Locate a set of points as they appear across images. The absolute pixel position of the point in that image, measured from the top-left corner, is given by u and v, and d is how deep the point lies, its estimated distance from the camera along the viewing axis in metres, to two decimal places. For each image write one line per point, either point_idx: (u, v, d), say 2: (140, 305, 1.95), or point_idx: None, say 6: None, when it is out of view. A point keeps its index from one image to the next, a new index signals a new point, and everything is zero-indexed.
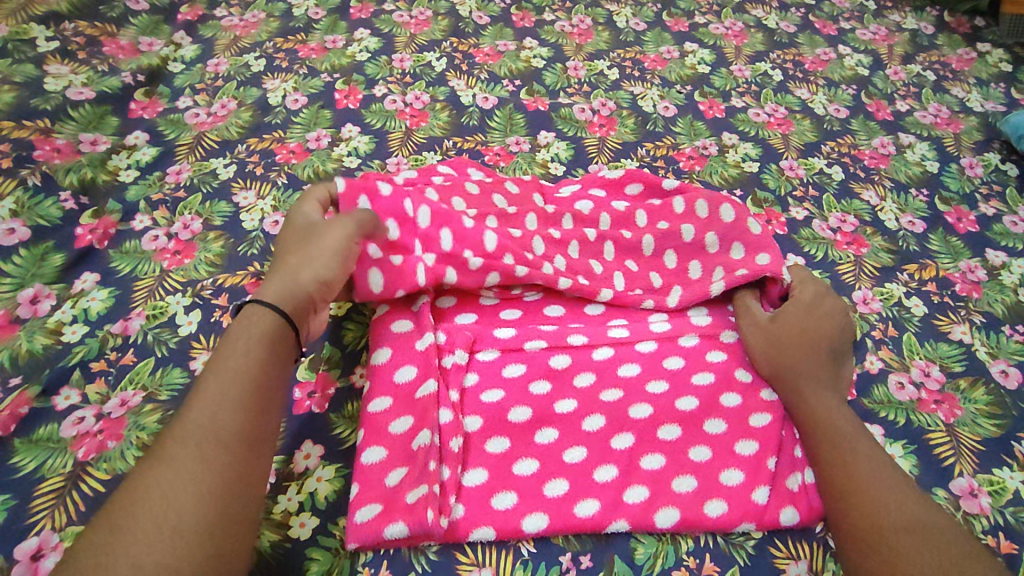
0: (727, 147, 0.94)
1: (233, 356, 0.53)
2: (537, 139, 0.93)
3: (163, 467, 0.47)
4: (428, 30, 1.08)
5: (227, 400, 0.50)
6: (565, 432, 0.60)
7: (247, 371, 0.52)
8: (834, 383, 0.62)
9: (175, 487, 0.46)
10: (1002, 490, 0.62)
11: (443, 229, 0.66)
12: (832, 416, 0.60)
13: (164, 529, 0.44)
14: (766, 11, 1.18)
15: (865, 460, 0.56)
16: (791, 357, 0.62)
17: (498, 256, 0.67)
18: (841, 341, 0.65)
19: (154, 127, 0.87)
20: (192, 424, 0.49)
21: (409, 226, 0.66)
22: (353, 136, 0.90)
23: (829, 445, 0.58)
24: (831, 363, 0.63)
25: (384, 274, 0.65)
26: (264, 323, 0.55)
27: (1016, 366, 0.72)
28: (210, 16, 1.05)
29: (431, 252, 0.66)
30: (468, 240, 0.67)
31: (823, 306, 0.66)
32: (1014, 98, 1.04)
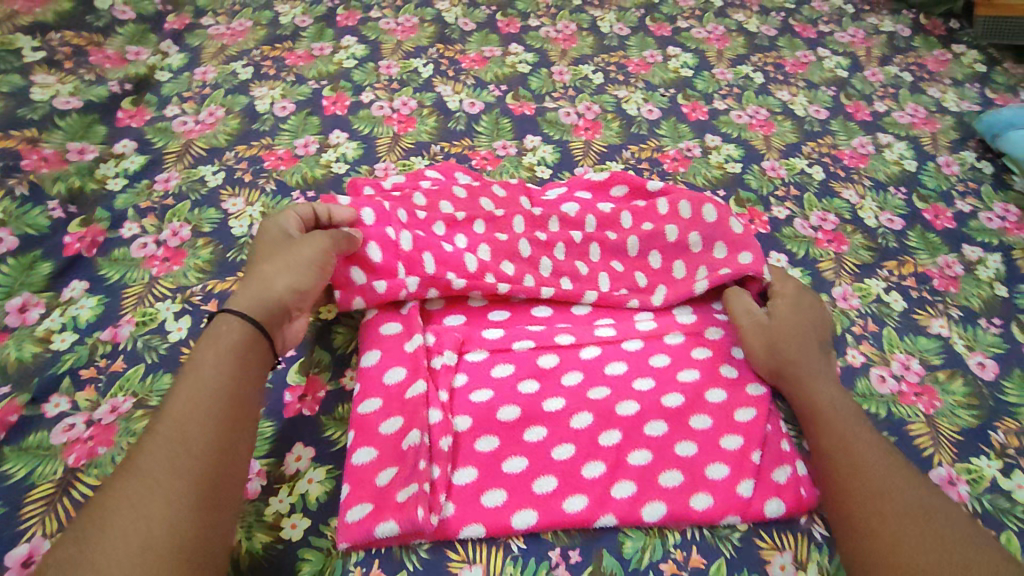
0: (709, 149, 0.96)
1: (203, 367, 0.54)
2: (523, 143, 0.94)
3: (134, 479, 0.47)
4: (415, 36, 1.09)
5: (199, 412, 0.51)
6: (553, 430, 0.61)
7: (218, 383, 0.53)
8: (826, 369, 0.65)
9: (147, 500, 0.46)
10: (980, 478, 0.63)
11: (426, 252, 0.68)
12: (829, 405, 0.61)
13: (132, 540, 0.45)
14: (747, 15, 1.20)
15: (868, 450, 0.57)
16: (780, 347, 0.65)
17: (480, 276, 0.69)
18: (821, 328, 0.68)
19: (142, 135, 0.88)
20: (163, 438, 0.49)
21: (391, 249, 0.67)
22: (341, 142, 0.91)
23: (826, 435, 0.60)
24: (818, 348, 0.66)
25: (369, 293, 0.66)
26: (236, 330, 0.57)
27: (993, 358, 0.73)
28: (197, 25, 1.06)
29: (414, 275, 0.67)
30: (450, 263, 0.68)
31: (806, 302, 0.70)
32: (989, 98, 1.07)
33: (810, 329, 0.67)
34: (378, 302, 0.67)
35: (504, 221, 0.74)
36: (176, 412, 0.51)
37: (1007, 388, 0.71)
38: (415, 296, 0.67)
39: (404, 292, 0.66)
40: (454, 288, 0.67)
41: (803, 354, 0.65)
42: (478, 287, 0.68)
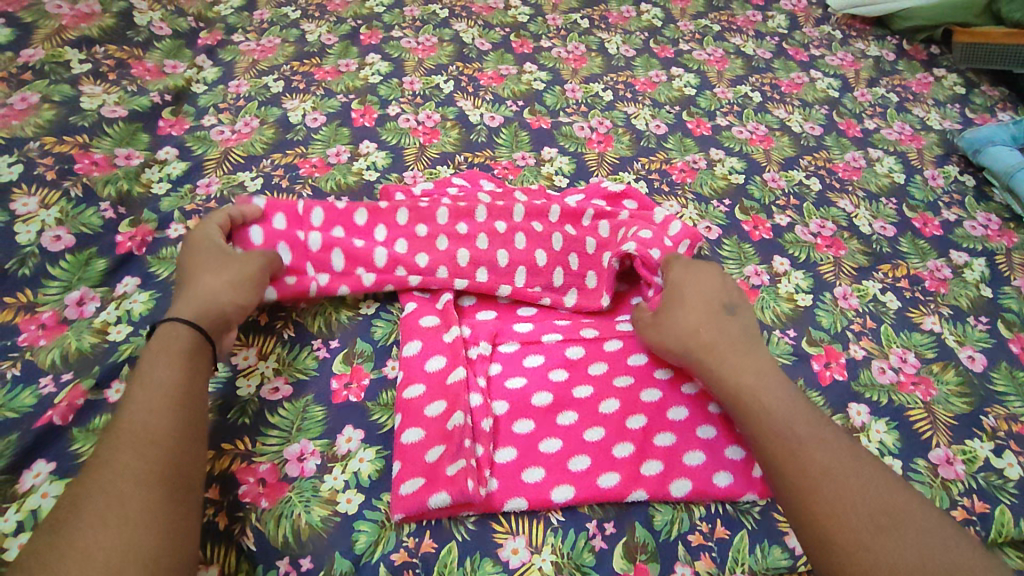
0: (714, 161, 1.02)
1: (154, 370, 0.57)
2: (541, 154, 1.00)
3: (102, 468, 0.50)
4: (435, 55, 1.16)
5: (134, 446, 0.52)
6: (583, 414, 0.66)
7: (160, 419, 0.54)
8: (741, 347, 0.64)
9: (108, 496, 0.49)
10: (974, 458, 0.69)
11: (335, 250, 0.74)
12: (757, 395, 0.60)
13: (111, 517, 0.48)
14: (743, 39, 1.28)
15: (815, 450, 0.56)
16: (692, 333, 0.65)
17: (389, 271, 0.75)
18: (724, 297, 0.68)
19: (182, 143, 0.93)
20: (121, 437, 0.52)
21: (301, 249, 0.74)
22: (371, 151, 0.96)
23: (776, 440, 0.57)
24: (728, 324, 0.65)
25: (280, 285, 0.72)
26: (177, 336, 0.60)
27: (981, 352, 0.80)
28: (228, 42, 1.12)
29: (324, 273, 0.74)
30: (359, 259, 0.75)
31: (695, 275, 0.70)
32: (968, 117, 1.15)
33: (713, 303, 0.67)
34: (289, 295, 0.72)
35: (429, 212, 0.79)
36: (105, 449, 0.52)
37: (995, 379, 0.77)
38: (324, 292, 0.73)
39: (313, 285, 0.72)
40: (362, 283, 0.74)
41: (718, 337, 0.64)
42: (388, 281, 0.74)
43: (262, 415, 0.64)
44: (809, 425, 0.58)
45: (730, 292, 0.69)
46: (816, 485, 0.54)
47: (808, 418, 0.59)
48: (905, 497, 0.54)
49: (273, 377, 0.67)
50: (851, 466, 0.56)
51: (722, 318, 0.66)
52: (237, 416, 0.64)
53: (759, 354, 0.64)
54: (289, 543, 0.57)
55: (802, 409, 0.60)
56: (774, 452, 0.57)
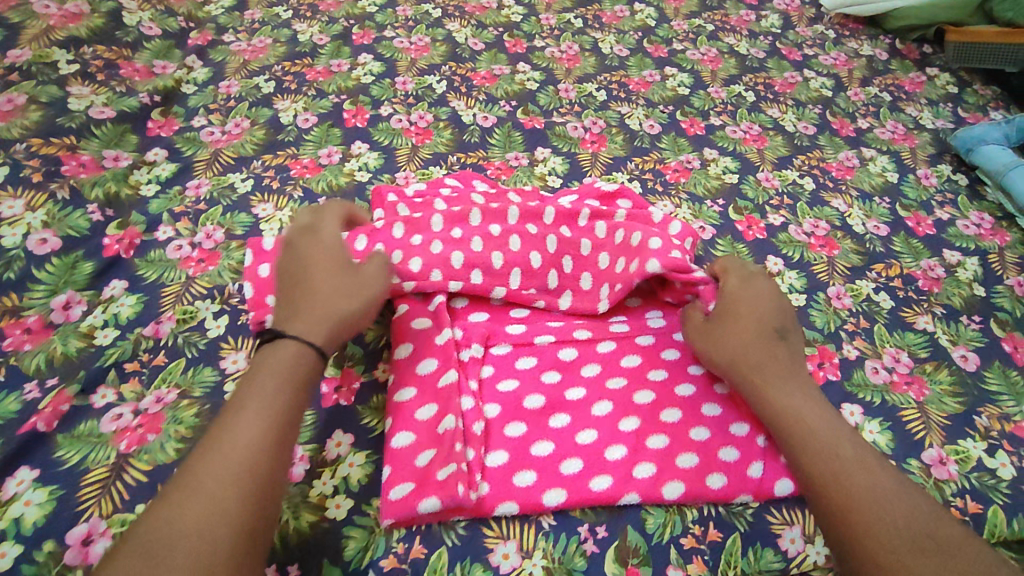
0: (708, 161, 1.02)
1: (259, 385, 0.57)
2: (534, 154, 1.00)
3: (194, 488, 0.50)
4: (427, 55, 1.15)
5: (211, 500, 0.49)
6: (576, 417, 0.66)
7: (247, 450, 0.52)
8: (789, 371, 0.64)
9: (199, 521, 0.48)
10: (967, 458, 0.69)
11: None
12: (803, 418, 0.61)
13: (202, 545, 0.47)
14: (737, 39, 1.28)
15: (855, 470, 0.57)
16: (741, 353, 0.65)
17: None
18: (779, 320, 0.68)
19: (172, 144, 0.92)
20: (216, 455, 0.52)
21: None
22: (363, 152, 0.96)
23: (820, 459, 0.58)
24: (778, 347, 0.65)
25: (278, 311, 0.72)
26: (301, 354, 0.60)
27: (975, 351, 0.79)
28: (219, 42, 1.11)
29: None
30: None
31: (749, 292, 0.69)
32: (961, 117, 1.16)
33: (766, 325, 0.67)
34: None
35: (423, 222, 0.80)
36: (186, 492, 0.50)
37: (988, 378, 0.77)
38: None
39: None
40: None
41: (766, 358, 0.64)
42: None
43: None
44: (853, 449, 0.59)
45: (784, 315, 0.68)
46: (858, 506, 0.55)
47: (852, 441, 0.59)
48: (952, 530, 0.54)
49: None
50: (893, 490, 0.56)
51: (775, 342, 0.66)
52: None
53: (804, 379, 0.65)
54: (278, 549, 0.56)
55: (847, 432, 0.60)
56: (819, 471, 0.57)
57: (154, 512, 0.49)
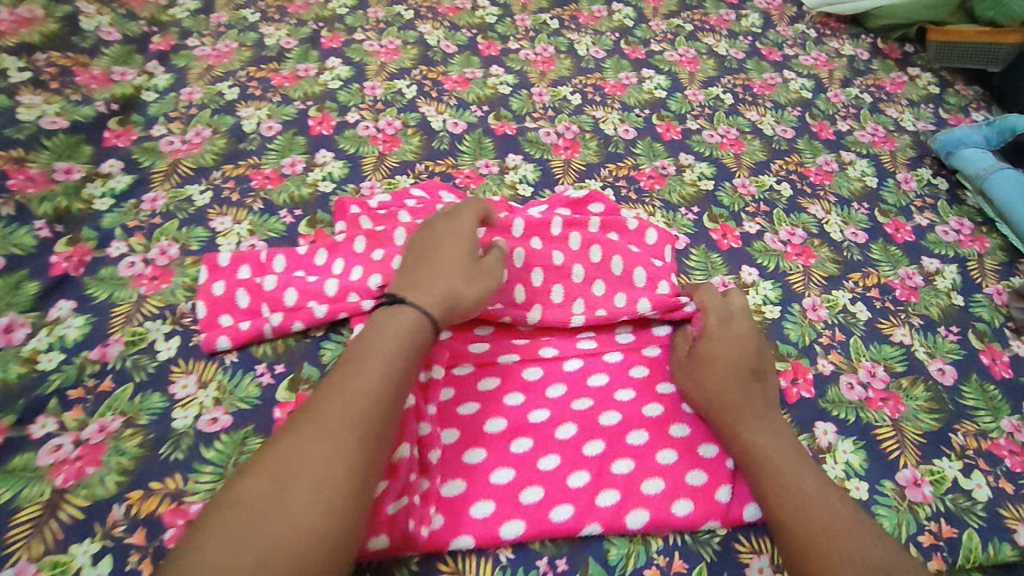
0: (684, 167, 1.00)
1: (384, 337, 0.59)
2: (505, 162, 0.97)
3: (316, 424, 0.53)
4: (398, 58, 1.12)
5: (328, 443, 0.52)
6: (538, 441, 0.65)
7: (364, 396, 0.55)
8: (761, 411, 0.66)
9: (317, 454, 0.51)
10: (942, 479, 0.67)
11: (289, 288, 0.73)
12: (770, 454, 0.62)
13: (318, 478, 0.50)
14: (716, 39, 1.26)
15: (817, 504, 0.58)
16: (718, 391, 0.66)
17: (342, 298, 0.72)
18: (757, 361, 0.68)
19: (128, 155, 0.89)
20: (336, 398, 0.55)
21: (257, 292, 0.73)
22: (327, 161, 0.93)
23: (781, 495, 0.59)
24: (754, 390, 0.66)
25: (232, 332, 0.70)
26: (416, 326, 0.61)
27: (952, 364, 0.78)
28: (182, 46, 1.08)
29: (277, 311, 0.72)
30: (310, 292, 0.72)
31: (732, 331, 0.70)
32: (942, 118, 1.14)
33: (743, 367, 0.67)
34: (242, 340, 0.70)
35: (386, 236, 0.78)
36: (305, 431, 0.52)
37: (965, 392, 0.75)
38: (278, 331, 0.71)
39: (266, 325, 0.70)
40: (315, 315, 0.71)
41: (742, 398, 0.65)
42: (340, 308, 0.71)
43: (197, 449, 0.62)
44: (816, 485, 0.60)
45: (762, 357, 0.69)
46: (824, 539, 0.56)
47: (815, 476, 0.61)
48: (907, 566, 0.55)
49: (211, 407, 0.66)
50: (853, 524, 0.57)
51: (750, 384, 0.66)
52: (170, 451, 0.62)
53: (777, 420, 0.66)
54: None
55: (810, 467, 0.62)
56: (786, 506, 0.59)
57: (277, 444, 0.52)
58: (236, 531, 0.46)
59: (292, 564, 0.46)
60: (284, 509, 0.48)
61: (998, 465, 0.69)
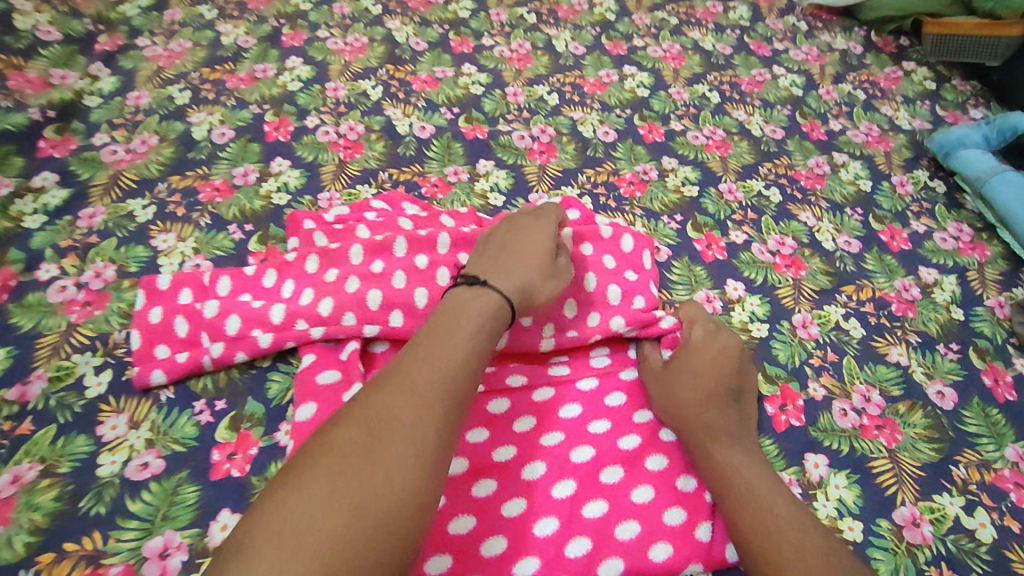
0: (666, 171, 0.94)
1: (470, 313, 0.59)
2: (475, 168, 0.91)
3: (402, 388, 0.51)
4: (364, 57, 1.05)
5: (420, 405, 0.50)
6: (503, 483, 0.60)
7: (451, 365, 0.54)
8: (735, 432, 0.62)
9: (405, 416, 0.50)
10: (943, 517, 0.63)
11: (231, 314, 0.67)
12: (741, 473, 0.58)
13: (409, 441, 0.48)
14: (702, 33, 1.19)
15: (786, 530, 0.54)
16: (690, 409, 0.62)
17: (290, 326, 0.66)
18: (737, 381, 0.65)
19: (65, 166, 0.82)
20: (423, 364, 0.54)
21: (197, 319, 0.67)
22: (283, 170, 0.87)
23: (752, 516, 0.55)
24: (729, 409, 0.63)
25: (168, 364, 0.64)
26: (497, 310, 0.61)
27: (952, 386, 0.72)
28: (130, 46, 1.00)
29: (219, 341, 0.66)
30: (255, 319, 0.67)
31: (715, 343, 0.66)
32: (939, 115, 1.08)
33: (722, 386, 0.64)
34: (180, 374, 0.64)
35: (341, 254, 0.72)
36: (395, 393, 0.51)
37: (966, 418, 0.70)
38: (219, 364, 0.65)
39: (206, 357, 0.65)
40: (259, 345, 0.66)
41: (715, 417, 0.62)
42: (288, 337, 0.66)
43: (122, 501, 0.57)
44: (789, 506, 0.56)
45: (743, 376, 0.66)
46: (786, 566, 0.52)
47: (789, 501, 0.56)
48: None
49: (143, 451, 0.60)
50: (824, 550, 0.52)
51: (727, 402, 0.63)
52: (92, 504, 0.57)
53: (751, 443, 0.62)
54: None
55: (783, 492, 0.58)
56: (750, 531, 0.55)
57: (368, 401, 0.50)
58: (335, 476, 0.45)
59: (387, 519, 0.44)
60: (381, 463, 0.47)
61: (1003, 500, 0.64)
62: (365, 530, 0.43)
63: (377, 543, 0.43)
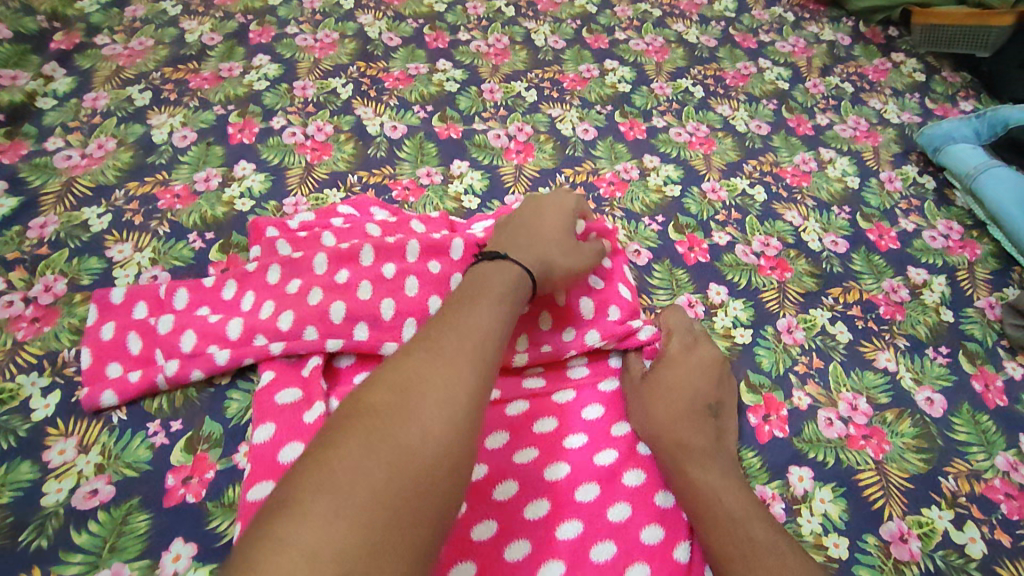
0: (648, 170, 0.90)
1: (489, 283, 0.58)
2: (449, 169, 0.87)
3: (429, 351, 0.50)
4: (334, 54, 1.01)
5: (451, 366, 0.49)
6: (473, 504, 0.57)
7: (476, 329, 0.53)
8: (711, 449, 0.60)
9: (434, 376, 0.48)
10: (932, 532, 0.60)
11: (186, 330, 0.63)
12: (717, 495, 0.56)
13: (440, 400, 0.47)
14: (686, 25, 1.15)
15: (763, 554, 0.52)
16: (669, 423, 0.60)
17: (248, 341, 0.63)
18: (715, 395, 0.63)
19: (15, 174, 0.79)
20: (447, 330, 0.52)
21: (151, 336, 0.63)
22: (247, 174, 0.83)
23: (727, 539, 0.53)
24: (706, 424, 0.61)
25: (119, 384, 0.61)
26: (520, 282, 0.60)
27: (941, 392, 0.70)
28: (88, 45, 0.96)
29: (173, 358, 0.62)
30: (212, 334, 0.63)
31: (693, 357, 0.65)
32: (929, 108, 1.05)
33: (699, 399, 0.62)
34: (132, 395, 0.61)
35: (304, 264, 0.68)
36: (426, 355, 0.49)
37: (956, 426, 0.67)
38: (175, 383, 0.62)
39: (160, 377, 0.61)
40: (216, 362, 0.62)
41: (690, 433, 0.60)
42: (246, 354, 0.62)
43: (68, 532, 0.54)
44: (767, 530, 0.54)
45: (722, 389, 0.64)
46: None
47: (766, 523, 0.54)
48: None
49: (92, 477, 0.57)
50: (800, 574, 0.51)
51: (704, 417, 0.61)
52: (35, 537, 0.53)
53: (729, 460, 0.60)
54: None
55: (760, 513, 0.55)
56: (727, 556, 0.53)
57: (397, 364, 0.49)
58: (370, 435, 0.43)
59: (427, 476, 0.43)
60: (414, 423, 0.45)
61: (993, 513, 0.62)
62: (404, 486, 0.42)
63: (416, 498, 0.42)
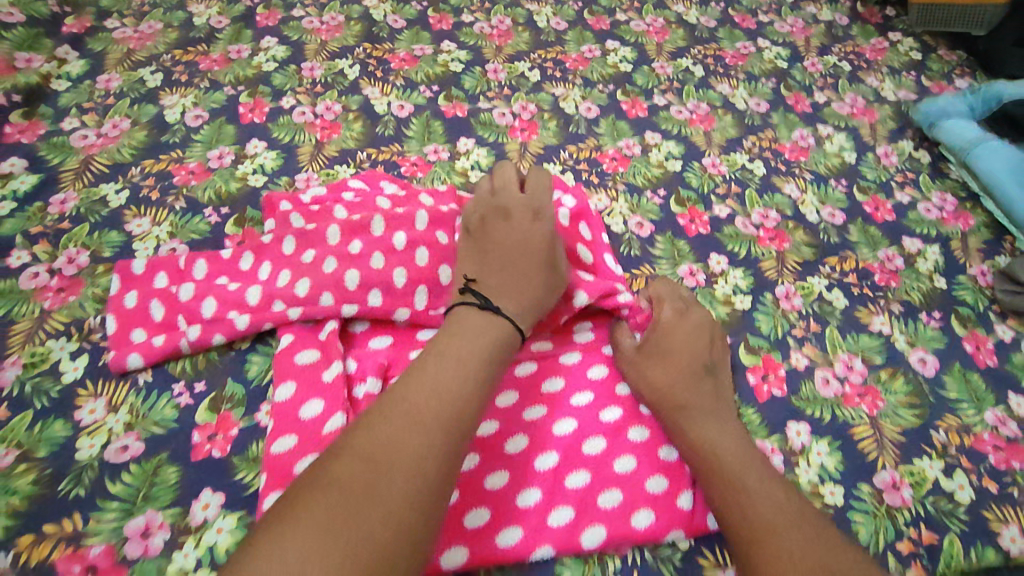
0: (649, 147, 0.92)
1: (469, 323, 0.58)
2: (455, 146, 0.89)
3: (419, 371, 0.53)
4: (340, 36, 1.02)
5: (438, 385, 0.52)
6: (485, 456, 0.60)
7: (468, 351, 0.55)
8: (710, 407, 0.61)
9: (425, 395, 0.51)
10: (923, 480, 0.63)
11: (207, 298, 0.66)
12: (718, 450, 0.58)
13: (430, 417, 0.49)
14: (686, 6, 1.17)
15: (760, 501, 0.54)
16: (666, 387, 0.62)
17: (266, 308, 0.66)
18: (710, 355, 0.65)
19: (34, 152, 0.81)
20: (436, 350, 0.55)
21: (173, 304, 0.66)
22: (259, 152, 0.85)
23: (726, 487, 0.56)
24: (703, 385, 0.63)
25: (144, 348, 0.63)
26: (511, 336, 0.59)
27: (933, 353, 0.72)
28: (99, 28, 0.97)
29: (195, 324, 0.65)
30: (231, 301, 0.66)
31: (687, 321, 0.67)
32: (924, 86, 1.07)
33: (695, 363, 0.64)
34: (157, 358, 0.64)
35: (318, 235, 0.70)
36: (416, 373, 0.52)
37: (947, 384, 0.70)
38: (197, 347, 0.65)
39: (183, 341, 0.64)
40: (236, 327, 0.65)
41: (692, 394, 0.61)
42: (265, 319, 0.65)
43: (101, 483, 0.57)
44: (763, 479, 0.56)
45: (715, 350, 0.66)
46: (764, 534, 0.52)
47: (763, 473, 0.57)
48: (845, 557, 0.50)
49: (122, 434, 0.60)
50: (795, 519, 0.53)
51: (700, 378, 0.63)
52: (71, 487, 0.56)
53: (730, 415, 0.62)
54: None
55: (757, 461, 0.58)
56: (727, 504, 0.55)
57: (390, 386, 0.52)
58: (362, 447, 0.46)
59: (412, 487, 0.46)
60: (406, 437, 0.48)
61: (982, 463, 0.65)
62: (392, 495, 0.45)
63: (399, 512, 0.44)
